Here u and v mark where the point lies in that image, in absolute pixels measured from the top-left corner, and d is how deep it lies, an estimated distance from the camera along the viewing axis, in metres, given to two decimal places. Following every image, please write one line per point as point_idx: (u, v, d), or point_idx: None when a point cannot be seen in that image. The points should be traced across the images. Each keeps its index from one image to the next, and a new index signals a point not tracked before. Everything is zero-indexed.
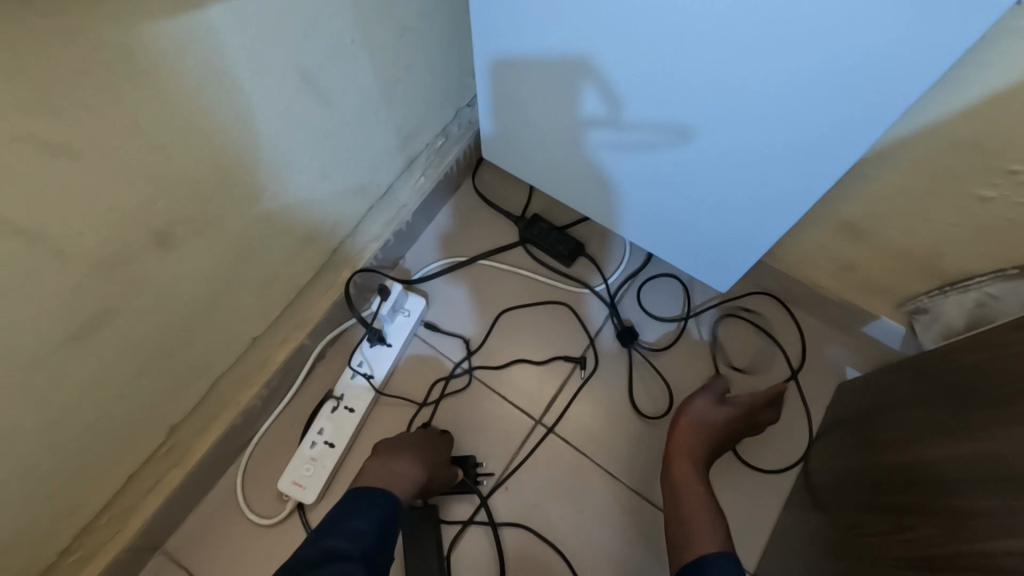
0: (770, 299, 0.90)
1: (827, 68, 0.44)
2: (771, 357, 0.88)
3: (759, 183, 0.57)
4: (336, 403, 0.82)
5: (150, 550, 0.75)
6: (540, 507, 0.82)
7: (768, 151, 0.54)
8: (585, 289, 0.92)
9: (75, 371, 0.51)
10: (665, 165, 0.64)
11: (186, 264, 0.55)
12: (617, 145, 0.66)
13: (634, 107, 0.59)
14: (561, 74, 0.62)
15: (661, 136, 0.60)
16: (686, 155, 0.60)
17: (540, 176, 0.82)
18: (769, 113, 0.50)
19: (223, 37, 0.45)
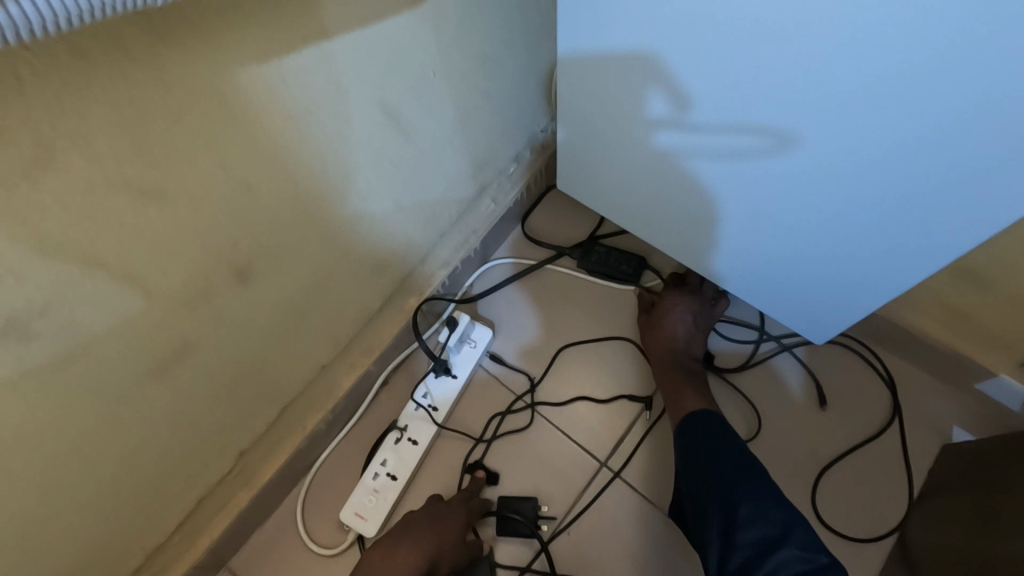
0: (856, 342, 0.82)
1: (969, 112, 0.38)
2: (865, 411, 0.79)
3: (874, 228, 0.51)
4: (399, 434, 0.81)
5: (215, 568, 0.76)
6: (604, 556, 0.77)
7: (901, 182, 0.45)
8: None
9: (156, 402, 0.52)
10: (766, 189, 0.56)
11: (263, 296, 0.55)
12: (708, 168, 0.59)
13: (727, 139, 0.54)
14: (647, 88, 0.56)
15: (758, 172, 0.55)
16: (785, 193, 0.55)
17: (619, 198, 0.77)
18: (891, 155, 0.44)
19: (308, 78, 0.44)
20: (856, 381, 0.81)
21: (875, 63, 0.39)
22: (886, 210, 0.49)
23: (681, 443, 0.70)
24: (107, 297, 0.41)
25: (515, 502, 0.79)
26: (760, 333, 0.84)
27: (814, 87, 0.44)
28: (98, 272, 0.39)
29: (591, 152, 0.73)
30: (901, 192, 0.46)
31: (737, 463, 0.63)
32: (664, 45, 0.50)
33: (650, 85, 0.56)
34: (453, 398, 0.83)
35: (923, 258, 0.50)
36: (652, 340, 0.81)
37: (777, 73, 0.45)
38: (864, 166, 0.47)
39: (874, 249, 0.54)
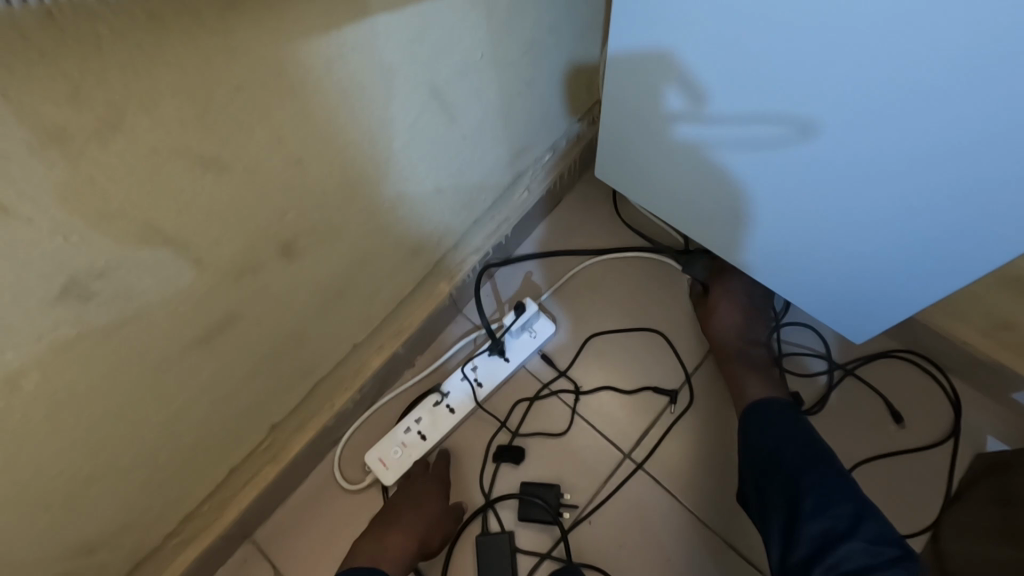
0: (912, 357, 0.80)
1: None
2: (912, 423, 0.78)
3: (927, 236, 0.49)
4: (439, 399, 0.82)
5: (241, 539, 0.78)
6: (625, 548, 0.77)
7: (966, 179, 0.42)
8: None
9: (198, 371, 0.52)
10: (800, 186, 0.54)
11: (305, 272, 0.55)
12: (737, 161, 0.58)
13: (777, 138, 0.52)
14: (693, 80, 0.53)
15: (805, 172, 0.53)
16: (834, 197, 0.53)
17: (657, 197, 0.75)
18: (956, 161, 0.42)
19: (347, 58, 0.42)
20: (916, 398, 0.79)
21: (900, 44, 0.38)
22: (934, 203, 0.46)
23: (747, 423, 0.70)
24: (162, 265, 0.41)
25: (535, 488, 0.79)
26: (829, 364, 0.80)
27: (868, 79, 0.41)
28: (155, 239, 0.40)
29: (627, 146, 0.70)
30: (951, 179, 0.43)
31: (801, 456, 0.64)
32: (683, 37, 0.50)
33: (671, 78, 0.55)
34: (501, 379, 0.84)
35: (981, 262, 0.48)
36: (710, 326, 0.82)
37: (815, 67, 0.43)
38: (899, 155, 0.44)
39: (935, 255, 0.50)
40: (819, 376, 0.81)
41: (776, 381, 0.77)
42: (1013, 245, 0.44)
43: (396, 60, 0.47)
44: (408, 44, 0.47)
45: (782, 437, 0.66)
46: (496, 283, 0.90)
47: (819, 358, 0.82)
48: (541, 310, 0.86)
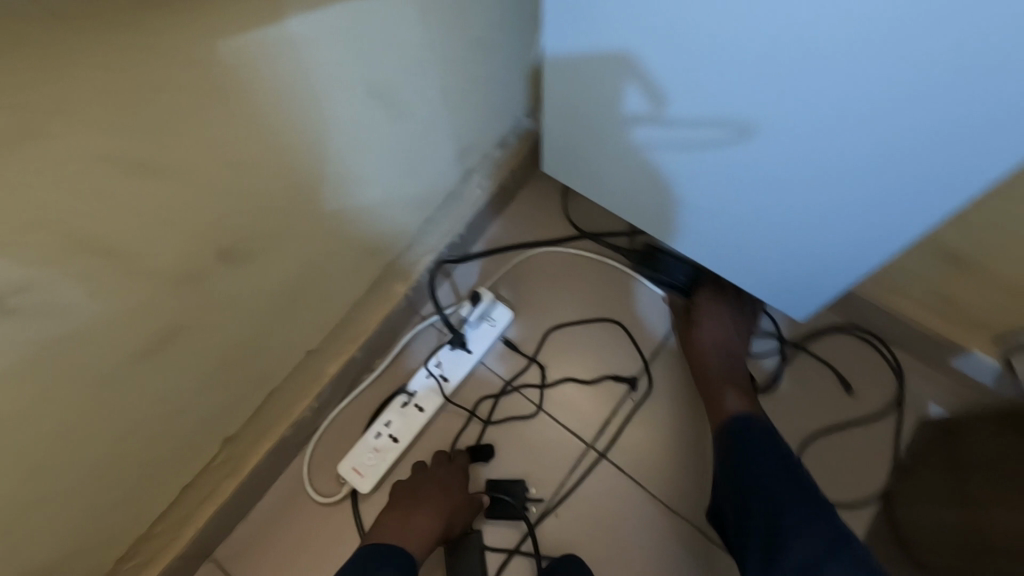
0: (857, 332, 0.83)
1: (941, 104, 0.38)
2: (860, 395, 0.81)
3: (853, 215, 0.51)
4: (407, 399, 0.82)
5: (201, 558, 0.76)
6: (593, 536, 0.78)
7: (882, 162, 0.44)
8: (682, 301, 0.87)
9: (140, 386, 0.51)
10: (735, 173, 0.56)
11: (249, 279, 0.54)
12: (681, 156, 0.59)
13: (708, 129, 0.54)
14: (623, 79, 0.55)
15: (739, 162, 0.55)
16: (766, 184, 0.55)
17: (605, 193, 0.76)
18: (869, 146, 0.44)
19: (275, 65, 0.42)
20: (863, 371, 0.82)
21: (808, 38, 0.40)
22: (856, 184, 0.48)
23: (727, 459, 0.70)
24: (93, 274, 0.40)
25: (500, 484, 0.79)
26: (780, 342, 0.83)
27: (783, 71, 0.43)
28: (82, 248, 0.38)
29: (573, 144, 0.71)
30: (868, 163, 0.45)
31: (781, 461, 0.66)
32: (623, 36, 0.50)
33: (614, 79, 0.56)
34: (465, 374, 0.84)
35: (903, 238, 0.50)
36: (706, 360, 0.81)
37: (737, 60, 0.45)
38: (826, 145, 0.47)
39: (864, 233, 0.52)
40: (771, 353, 0.84)
41: (752, 400, 0.77)
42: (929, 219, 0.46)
43: (331, 65, 0.47)
44: (340, 48, 0.47)
45: (760, 462, 0.67)
46: (454, 281, 0.89)
47: (772, 338, 0.84)
48: (496, 300, 0.87)
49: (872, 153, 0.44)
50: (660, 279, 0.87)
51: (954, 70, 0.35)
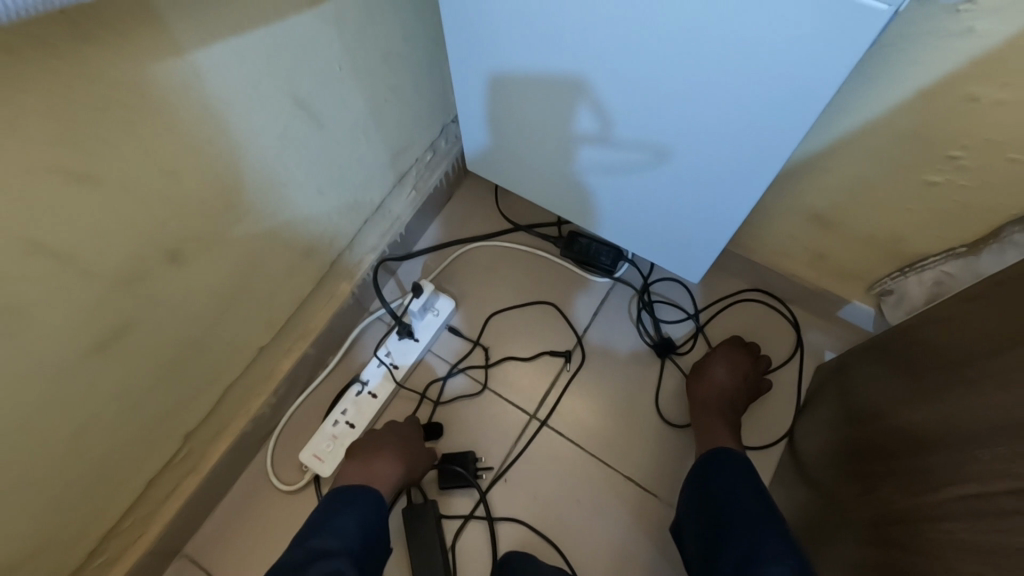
0: (760, 295, 0.94)
1: (753, 74, 0.48)
2: (766, 350, 0.91)
3: (711, 183, 0.61)
4: (360, 388, 0.88)
5: (171, 554, 0.80)
6: (539, 496, 0.86)
7: (726, 130, 0.54)
8: (608, 279, 0.96)
9: (100, 379, 0.56)
10: (621, 152, 0.66)
11: (197, 278, 0.60)
12: (610, 173, 0.70)
13: (596, 113, 0.63)
14: (525, 73, 0.64)
15: (628, 145, 0.64)
16: (649, 161, 0.64)
17: (539, 197, 0.85)
18: (712, 117, 0.54)
19: (215, 75, 0.49)
20: (767, 328, 0.92)
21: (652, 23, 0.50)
22: (709, 150, 0.58)
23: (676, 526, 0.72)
24: (51, 273, 0.46)
25: (453, 456, 0.86)
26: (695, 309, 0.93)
27: (642, 57, 0.53)
28: (41, 249, 0.44)
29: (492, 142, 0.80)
30: (717, 134, 0.55)
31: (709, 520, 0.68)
32: (557, 71, 0.61)
33: (555, 109, 0.67)
34: (414, 361, 0.91)
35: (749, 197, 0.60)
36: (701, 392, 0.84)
37: (609, 49, 0.55)
38: (717, 162, 0.58)
39: (724, 198, 0.62)
40: (688, 320, 0.93)
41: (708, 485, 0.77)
42: (763, 176, 0.56)
43: (255, 86, 0.54)
44: (275, 62, 0.55)
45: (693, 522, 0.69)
46: (400, 277, 0.96)
47: (688, 306, 0.94)
48: (439, 291, 0.94)
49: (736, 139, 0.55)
50: (587, 261, 0.95)
51: (799, 99, 0.47)
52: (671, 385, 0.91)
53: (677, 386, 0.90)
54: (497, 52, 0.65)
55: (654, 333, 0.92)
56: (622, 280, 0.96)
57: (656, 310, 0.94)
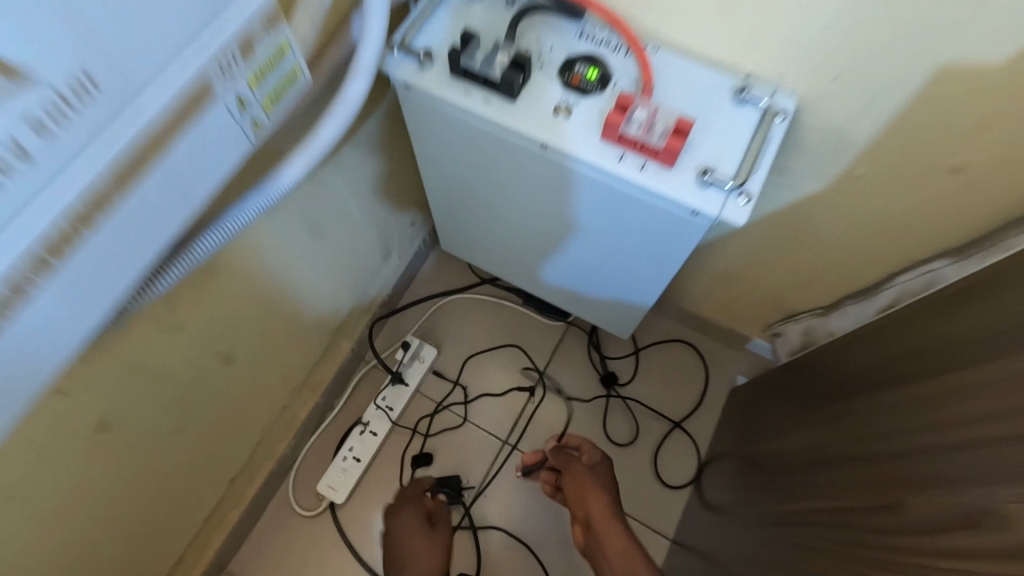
0: (686, 331, 1.15)
1: (641, 226, 0.62)
2: (691, 376, 1.13)
3: (625, 276, 0.76)
4: (363, 427, 1.07)
5: (217, 573, 0.98)
6: (513, 506, 1.06)
7: (629, 251, 0.69)
8: (562, 323, 1.16)
9: (174, 452, 0.74)
10: (552, 250, 0.80)
11: (240, 367, 0.78)
12: (545, 260, 0.84)
13: (529, 226, 0.77)
14: (465, 192, 0.77)
15: (555, 246, 0.78)
16: (576, 258, 0.78)
17: (492, 265, 1.00)
18: (617, 240, 0.68)
19: (263, 232, 0.67)
20: (691, 358, 1.14)
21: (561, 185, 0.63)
22: (620, 259, 0.72)
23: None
24: (150, 390, 0.63)
25: (440, 480, 1.04)
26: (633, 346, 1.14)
27: (558, 202, 0.66)
28: (145, 376, 0.62)
29: (449, 227, 0.93)
30: (623, 251, 0.70)
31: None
32: (495, 198, 0.74)
33: (498, 219, 0.80)
34: (406, 402, 1.10)
35: (654, 287, 0.76)
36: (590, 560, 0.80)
37: (531, 192, 0.68)
38: (627, 267, 0.73)
39: (636, 286, 0.78)
40: (628, 354, 1.15)
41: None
42: (661, 279, 0.72)
43: (287, 226, 0.71)
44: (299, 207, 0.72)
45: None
46: (389, 330, 1.15)
47: (628, 343, 1.15)
48: (423, 341, 1.14)
49: (636, 256, 0.69)
50: (544, 309, 1.15)
51: (674, 238, 0.61)
52: (616, 410, 1.11)
53: (621, 411, 1.11)
54: (441, 173, 0.76)
55: (601, 367, 1.13)
56: (574, 323, 1.16)
57: (602, 348, 1.15)
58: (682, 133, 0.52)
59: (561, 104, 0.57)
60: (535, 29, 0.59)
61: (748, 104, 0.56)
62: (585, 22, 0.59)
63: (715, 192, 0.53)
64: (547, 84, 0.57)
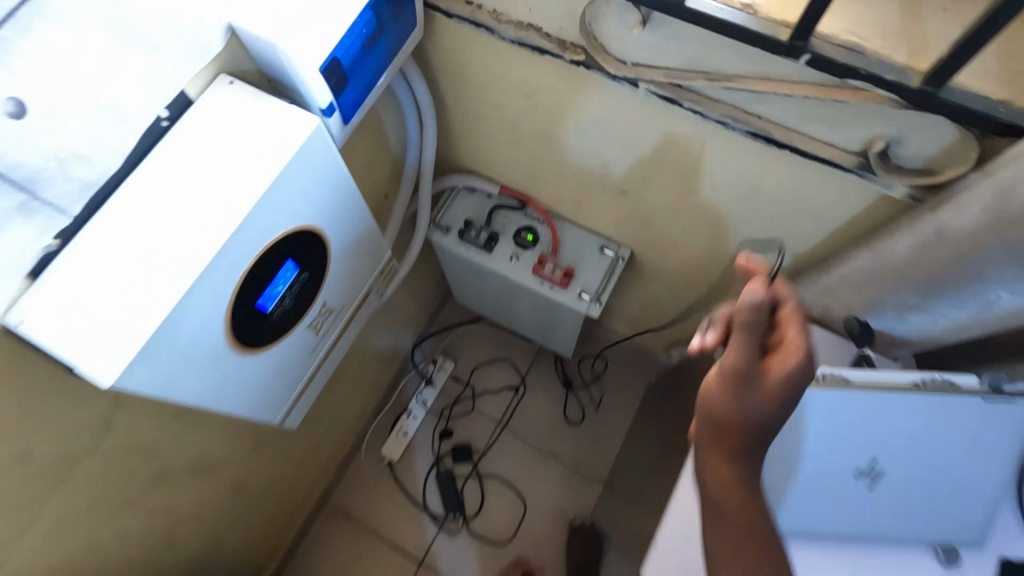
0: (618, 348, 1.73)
1: (555, 314, 1.21)
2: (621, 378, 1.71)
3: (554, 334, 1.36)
4: (407, 413, 1.67)
5: (321, 504, 1.59)
6: (505, 463, 1.65)
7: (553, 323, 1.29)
8: (536, 343, 1.75)
9: (312, 428, 1.34)
10: (515, 317, 1.40)
11: (344, 380, 1.38)
12: (512, 321, 1.44)
13: (500, 305, 1.36)
14: (464, 286, 1.37)
15: (517, 315, 1.38)
16: (529, 323, 1.37)
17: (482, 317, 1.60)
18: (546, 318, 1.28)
19: None
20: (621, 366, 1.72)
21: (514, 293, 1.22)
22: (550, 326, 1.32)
23: None
24: None
25: (457, 445, 1.65)
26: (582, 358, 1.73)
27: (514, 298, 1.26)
28: None
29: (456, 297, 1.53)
30: (550, 323, 1.30)
31: None
32: (481, 291, 1.34)
33: (484, 299, 1.39)
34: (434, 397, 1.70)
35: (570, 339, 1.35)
36: (723, 404, 0.54)
37: (501, 293, 1.27)
38: (555, 330, 1.33)
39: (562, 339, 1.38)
40: (579, 364, 1.73)
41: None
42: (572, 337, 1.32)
43: None
44: None
45: None
46: (422, 350, 1.75)
47: (579, 356, 1.74)
48: (444, 357, 1.74)
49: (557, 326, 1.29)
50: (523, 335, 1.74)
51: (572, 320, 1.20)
52: (571, 401, 1.70)
53: (574, 401, 1.70)
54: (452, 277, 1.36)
55: (561, 373, 1.72)
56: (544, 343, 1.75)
57: (562, 360, 1.74)
58: (568, 275, 1.11)
59: (515, 255, 1.15)
60: (502, 213, 1.18)
61: (607, 252, 1.15)
62: (527, 210, 1.18)
63: (586, 302, 1.12)
64: (507, 243, 1.16)
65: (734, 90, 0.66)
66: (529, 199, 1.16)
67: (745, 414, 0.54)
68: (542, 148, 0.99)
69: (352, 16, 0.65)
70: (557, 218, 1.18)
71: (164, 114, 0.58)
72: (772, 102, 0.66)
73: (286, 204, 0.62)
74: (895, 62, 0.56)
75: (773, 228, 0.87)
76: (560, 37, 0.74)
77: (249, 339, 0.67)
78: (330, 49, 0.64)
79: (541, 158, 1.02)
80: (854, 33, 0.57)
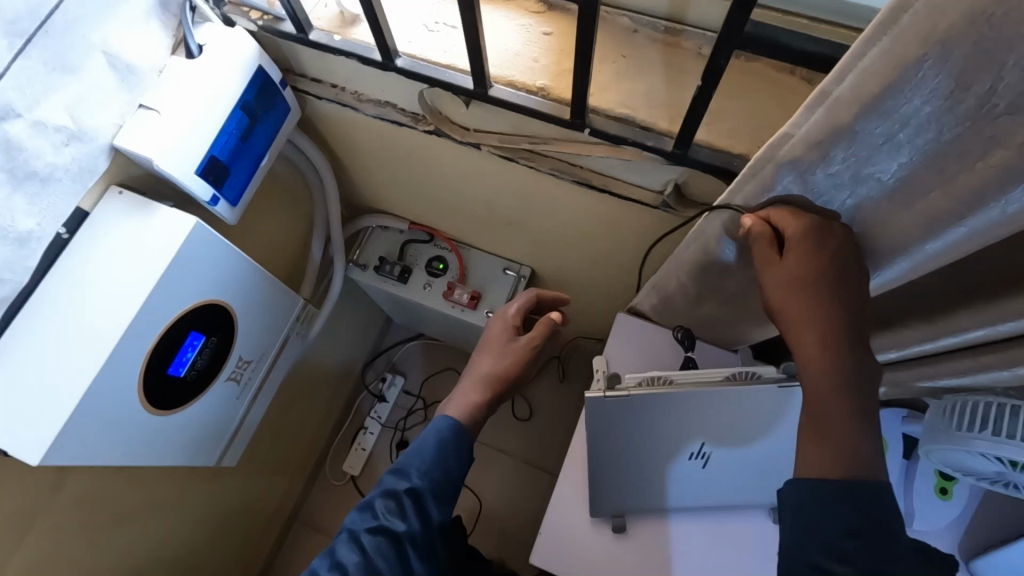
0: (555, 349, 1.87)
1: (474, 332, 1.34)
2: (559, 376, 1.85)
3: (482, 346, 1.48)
4: (364, 430, 1.78)
5: (293, 523, 1.71)
6: None
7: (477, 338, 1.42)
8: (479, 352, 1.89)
9: (269, 458, 1.45)
10: (445, 334, 1.52)
11: (297, 410, 1.49)
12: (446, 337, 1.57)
13: (431, 326, 1.49)
14: (397, 312, 1.49)
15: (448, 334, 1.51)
16: (459, 339, 1.50)
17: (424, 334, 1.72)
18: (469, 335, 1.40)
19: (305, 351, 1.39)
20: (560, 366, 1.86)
21: (436, 318, 1.35)
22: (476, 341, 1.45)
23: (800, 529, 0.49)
24: (261, 430, 1.35)
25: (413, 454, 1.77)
26: None
27: (438, 321, 1.38)
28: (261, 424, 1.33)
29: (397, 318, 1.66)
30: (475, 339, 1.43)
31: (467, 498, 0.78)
32: (411, 316, 1.46)
33: (416, 321, 1.52)
34: (389, 411, 1.81)
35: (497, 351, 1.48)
36: (789, 289, 0.53)
37: (425, 317, 1.40)
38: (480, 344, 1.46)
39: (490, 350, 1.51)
40: None
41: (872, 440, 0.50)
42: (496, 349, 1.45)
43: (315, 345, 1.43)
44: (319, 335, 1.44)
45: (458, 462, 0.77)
46: (373, 369, 1.87)
47: None
48: (395, 373, 1.86)
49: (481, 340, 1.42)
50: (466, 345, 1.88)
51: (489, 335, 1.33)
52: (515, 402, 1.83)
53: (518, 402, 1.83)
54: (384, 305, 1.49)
55: None
56: None
57: None
58: (474, 298, 1.25)
59: (427, 284, 1.28)
60: (413, 247, 1.31)
61: (508, 273, 1.28)
62: (436, 241, 1.31)
63: (494, 320, 1.25)
64: (420, 274, 1.29)
65: (551, 151, 0.79)
66: (435, 233, 1.29)
67: (804, 274, 0.52)
68: (431, 192, 1.11)
69: (220, 120, 0.77)
70: (463, 246, 1.31)
71: (63, 230, 0.70)
72: (584, 159, 0.79)
73: (174, 295, 0.74)
74: (656, 128, 0.69)
75: (627, 246, 1.01)
76: (411, 112, 0.87)
77: (167, 401, 0.79)
78: (206, 152, 0.76)
79: (434, 199, 1.15)
80: (625, 105, 0.70)
